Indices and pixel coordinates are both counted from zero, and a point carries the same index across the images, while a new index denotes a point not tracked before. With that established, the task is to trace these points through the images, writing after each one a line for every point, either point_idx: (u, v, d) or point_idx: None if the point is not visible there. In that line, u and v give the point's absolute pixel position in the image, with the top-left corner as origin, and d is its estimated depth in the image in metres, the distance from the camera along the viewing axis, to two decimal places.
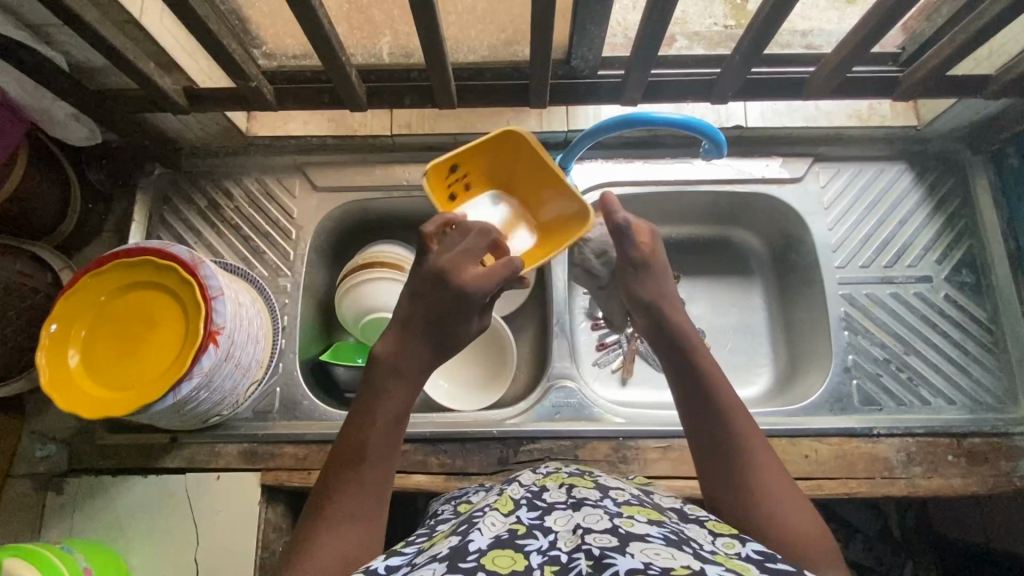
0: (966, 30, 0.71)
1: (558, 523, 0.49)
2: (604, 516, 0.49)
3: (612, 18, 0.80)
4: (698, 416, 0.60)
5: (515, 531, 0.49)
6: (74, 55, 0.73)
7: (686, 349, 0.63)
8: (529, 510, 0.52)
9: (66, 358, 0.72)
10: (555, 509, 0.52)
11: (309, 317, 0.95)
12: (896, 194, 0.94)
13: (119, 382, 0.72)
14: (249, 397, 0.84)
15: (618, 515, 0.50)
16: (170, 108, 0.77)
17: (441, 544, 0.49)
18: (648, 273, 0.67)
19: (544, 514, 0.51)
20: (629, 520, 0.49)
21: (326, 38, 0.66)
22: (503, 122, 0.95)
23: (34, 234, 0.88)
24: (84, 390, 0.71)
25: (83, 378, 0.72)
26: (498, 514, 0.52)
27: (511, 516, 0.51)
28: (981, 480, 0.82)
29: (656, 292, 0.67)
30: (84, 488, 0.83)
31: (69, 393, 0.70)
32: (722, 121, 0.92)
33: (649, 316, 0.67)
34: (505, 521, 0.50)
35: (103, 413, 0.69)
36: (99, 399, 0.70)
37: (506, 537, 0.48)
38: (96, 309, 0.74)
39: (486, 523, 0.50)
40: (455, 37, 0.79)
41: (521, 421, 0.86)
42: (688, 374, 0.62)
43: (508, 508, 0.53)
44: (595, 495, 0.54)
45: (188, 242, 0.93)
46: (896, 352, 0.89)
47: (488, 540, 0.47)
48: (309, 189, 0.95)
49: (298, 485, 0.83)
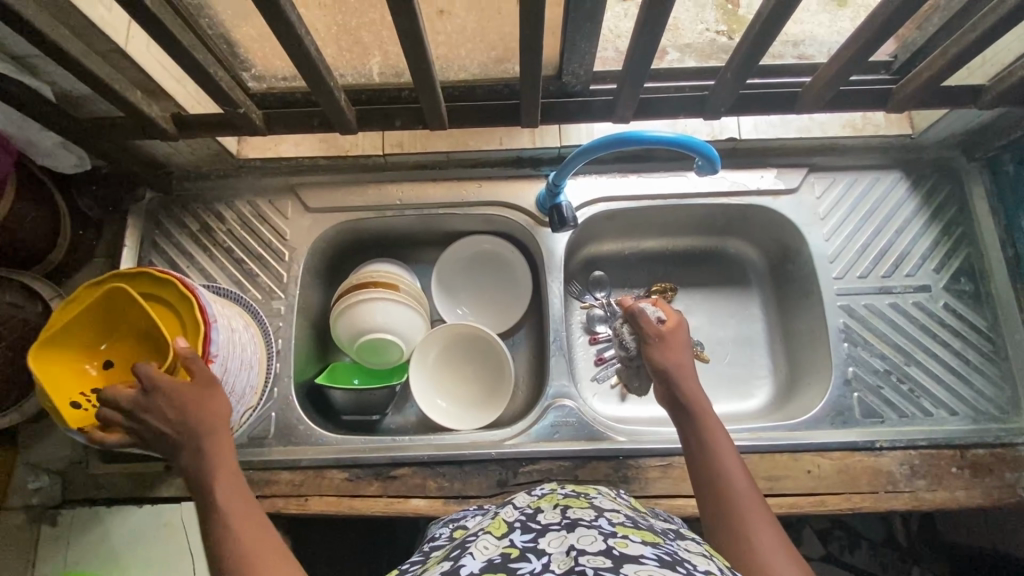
0: (958, 43, 0.70)
1: (551, 544, 0.48)
2: (597, 537, 0.48)
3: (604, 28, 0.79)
4: (699, 462, 0.64)
5: (508, 555, 0.48)
6: (60, 85, 0.72)
7: (689, 402, 0.68)
8: (523, 532, 0.51)
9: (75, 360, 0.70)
10: (549, 530, 0.51)
11: (304, 338, 0.94)
12: (892, 204, 0.93)
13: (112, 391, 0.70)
14: (243, 424, 0.83)
15: (611, 536, 0.49)
16: (159, 136, 0.76)
17: (433, 570, 0.49)
18: (667, 345, 0.73)
19: (538, 535, 0.50)
20: (622, 541, 0.48)
21: (313, 65, 0.65)
22: (496, 140, 0.94)
23: (24, 263, 0.86)
24: (61, 370, 0.69)
25: (70, 359, 0.70)
26: (491, 539, 0.51)
27: (505, 539, 0.51)
28: (985, 492, 0.81)
29: (673, 360, 0.72)
30: (81, 519, 0.82)
31: (43, 363, 0.68)
32: (715, 134, 0.91)
33: (664, 384, 0.71)
34: (499, 545, 0.50)
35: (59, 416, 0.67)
36: (67, 397, 0.68)
37: (499, 561, 0.47)
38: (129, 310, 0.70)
39: (479, 547, 0.50)
40: (445, 56, 0.79)
41: (520, 442, 0.85)
42: (692, 432, 0.66)
43: (502, 532, 0.53)
44: (590, 515, 0.53)
45: (181, 267, 0.93)
46: (896, 363, 0.88)
47: (480, 565, 0.47)
48: (302, 210, 0.95)
49: (295, 513, 0.82)
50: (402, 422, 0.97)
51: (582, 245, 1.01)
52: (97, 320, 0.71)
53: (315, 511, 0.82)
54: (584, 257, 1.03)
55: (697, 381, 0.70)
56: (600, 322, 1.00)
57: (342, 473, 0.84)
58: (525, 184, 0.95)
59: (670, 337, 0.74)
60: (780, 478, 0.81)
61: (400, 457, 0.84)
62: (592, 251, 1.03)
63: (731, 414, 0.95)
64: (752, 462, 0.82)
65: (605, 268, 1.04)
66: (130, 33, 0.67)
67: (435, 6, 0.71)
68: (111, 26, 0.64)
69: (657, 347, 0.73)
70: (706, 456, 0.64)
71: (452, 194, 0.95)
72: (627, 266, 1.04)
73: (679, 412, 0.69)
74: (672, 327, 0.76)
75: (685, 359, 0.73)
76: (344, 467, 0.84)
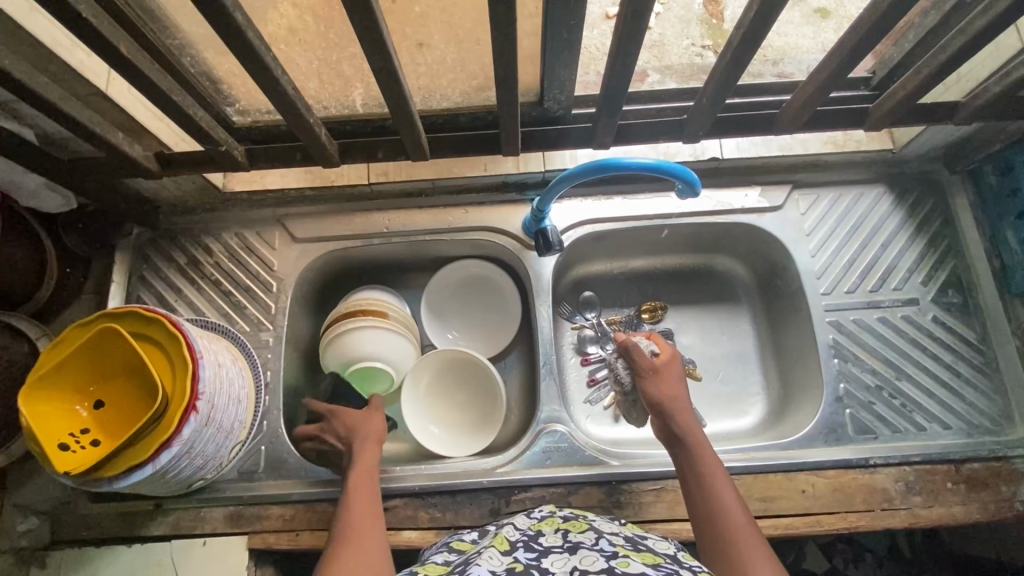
0: (930, 63, 0.70)
1: (556, 564, 0.50)
2: (599, 558, 0.50)
3: (589, 44, 0.83)
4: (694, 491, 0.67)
5: (513, 569, 0.50)
6: (43, 127, 0.72)
7: (681, 433, 0.72)
8: (527, 551, 0.54)
9: (64, 401, 0.70)
10: (552, 552, 0.53)
11: (294, 368, 0.94)
12: (877, 218, 0.94)
13: (100, 431, 0.70)
14: (233, 458, 0.83)
15: (613, 556, 0.51)
16: (143, 174, 0.76)
17: None
18: (659, 378, 0.78)
19: (541, 555, 0.53)
20: (624, 560, 0.50)
21: (293, 103, 0.66)
22: (480, 166, 0.94)
23: (10, 303, 0.86)
24: (48, 411, 0.69)
25: (57, 401, 0.70)
26: (497, 552, 0.54)
27: (510, 555, 0.53)
28: (982, 507, 0.80)
29: (666, 392, 0.77)
30: (69, 560, 0.81)
31: (33, 407, 0.68)
32: (697, 154, 0.92)
33: (659, 416, 0.75)
34: (504, 558, 0.52)
35: (45, 457, 0.66)
36: (52, 439, 0.68)
37: (506, 572, 0.49)
38: (124, 350, 0.71)
39: (484, 559, 0.52)
40: (426, 86, 0.79)
41: (512, 469, 0.84)
42: (688, 462, 0.70)
43: (506, 547, 0.55)
44: (590, 538, 0.56)
45: (169, 301, 0.93)
46: (888, 378, 0.88)
47: (485, 573, 0.49)
48: (289, 241, 0.95)
49: (287, 547, 0.82)
50: (394, 451, 0.96)
51: (570, 267, 1.01)
52: (90, 364, 0.71)
53: (306, 545, 0.81)
54: (572, 278, 1.03)
55: (689, 414, 0.74)
56: (590, 343, 1.00)
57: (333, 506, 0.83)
58: (511, 209, 0.96)
59: (663, 368, 0.80)
60: (775, 499, 0.81)
61: (394, 489, 0.83)
62: (581, 272, 1.03)
63: (726, 432, 0.95)
64: (746, 483, 0.81)
65: (595, 288, 1.04)
66: (111, 76, 0.68)
67: (413, 39, 0.72)
68: (91, 71, 0.65)
69: (650, 376, 0.79)
70: (700, 484, 0.67)
71: (439, 220, 0.95)
72: (617, 286, 1.04)
73: (675, 445, 0.72)
74: (665, 361, 0.81)
75: (677, 389, 0.77)
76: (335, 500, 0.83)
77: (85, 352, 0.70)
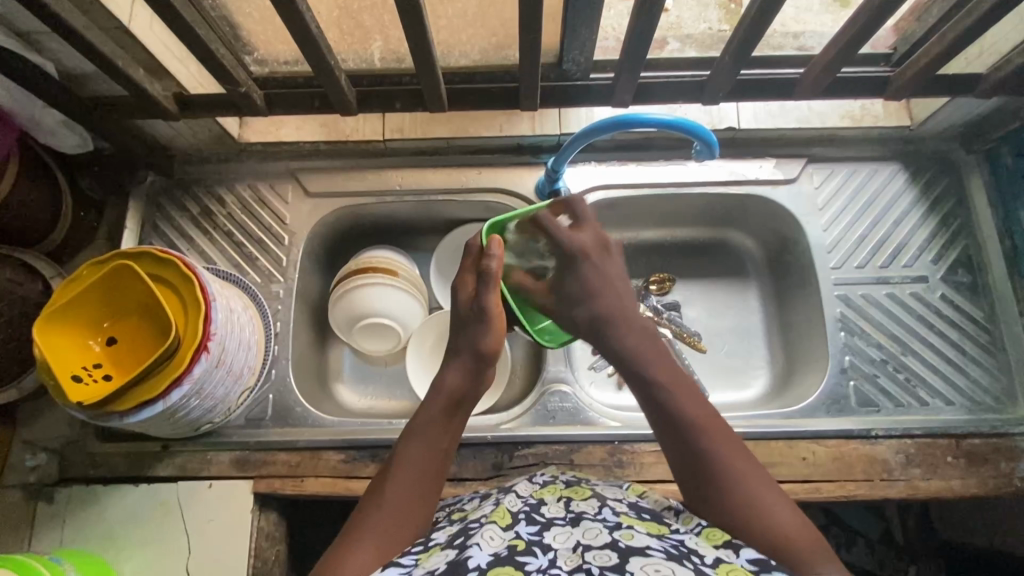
0: (954, 29, 0.70)
1: (557, 540, 0.52)
2: (603, 531, 0.52)
3: (605, 22, 0.81)
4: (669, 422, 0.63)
5: (515, 547, 0.51)
6: (63, 63, 0.72)
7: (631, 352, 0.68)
8: (528, 525, 0.54)
9: (77, 335, 0.71)
10: (554, 525, 0.54)
11: (302, 321, 0.94)
12: (890, 195, 0.94)
13: (113, 367, 0.72)
14: (241, 404, 0.83)
15: (616, 528, 0.53)
16: (161, 115, 0.77)
17: (441, 558, 0.51)
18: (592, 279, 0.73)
19: (543, 529, 0.53)
20: (627, 533, 0.52)
21: (315, 44, 0.66)
22: (495, 126, 0.95)
23: (26, 242, 0.87)
24: (60, 345, 0.69)
25: (71, 334, 0.71)
26: (496, 528, 0.53)
27: (511, 530, 0.53)
28: (981, 481, 0.81)
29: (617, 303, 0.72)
30: (76, 498, 0.82)
31: (48, 338, 0.69)
32: (714, 122, 0.92)
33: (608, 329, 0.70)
34: (505, 536, 0.52)
35: (59, 389, 0.67)
36: (68, 372, 0.69)
37: (506, 554, 0.50)
38: (138, 288, 0.72)
39: (485, 538, 0.52)
40: (446, 42, 0.79)
41: (515, 426, 0.86)
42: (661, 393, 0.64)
43: (507, 522, 0.55)
44: (593, 507, 0.57)
45: (181, 249, 0.93)
46: (893, 353, 0.88)
47: (488, 557, 0.49)
48: (302, 195, 0.95)
49: (291, 493, 0.83)
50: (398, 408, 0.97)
51: None
52: (105, 300, 0.72)
53: (310, 492, 0.83)
54: None
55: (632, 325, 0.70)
56: None
57: (338, 455, 0.84)
58: (525, 172, 0.96)
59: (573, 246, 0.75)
60: (775, 465, 0.81)
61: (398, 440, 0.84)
62: None
63: (729, 403, 0.96)
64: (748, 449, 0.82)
65: None
66: (134, 10, 0.68)
67: None
68: (115, 2, 0.65)
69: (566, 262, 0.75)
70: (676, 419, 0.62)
71: (452, 181, 0.95)
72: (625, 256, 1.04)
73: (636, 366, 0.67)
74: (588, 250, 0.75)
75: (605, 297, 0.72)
76: (340, 448, 0.85)
77: (100, 288, 0.71)
